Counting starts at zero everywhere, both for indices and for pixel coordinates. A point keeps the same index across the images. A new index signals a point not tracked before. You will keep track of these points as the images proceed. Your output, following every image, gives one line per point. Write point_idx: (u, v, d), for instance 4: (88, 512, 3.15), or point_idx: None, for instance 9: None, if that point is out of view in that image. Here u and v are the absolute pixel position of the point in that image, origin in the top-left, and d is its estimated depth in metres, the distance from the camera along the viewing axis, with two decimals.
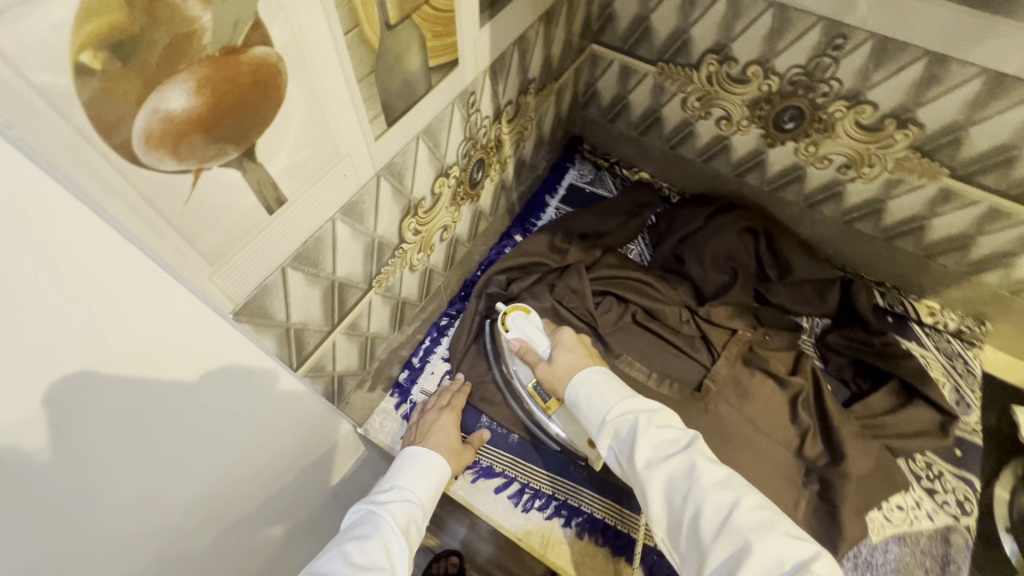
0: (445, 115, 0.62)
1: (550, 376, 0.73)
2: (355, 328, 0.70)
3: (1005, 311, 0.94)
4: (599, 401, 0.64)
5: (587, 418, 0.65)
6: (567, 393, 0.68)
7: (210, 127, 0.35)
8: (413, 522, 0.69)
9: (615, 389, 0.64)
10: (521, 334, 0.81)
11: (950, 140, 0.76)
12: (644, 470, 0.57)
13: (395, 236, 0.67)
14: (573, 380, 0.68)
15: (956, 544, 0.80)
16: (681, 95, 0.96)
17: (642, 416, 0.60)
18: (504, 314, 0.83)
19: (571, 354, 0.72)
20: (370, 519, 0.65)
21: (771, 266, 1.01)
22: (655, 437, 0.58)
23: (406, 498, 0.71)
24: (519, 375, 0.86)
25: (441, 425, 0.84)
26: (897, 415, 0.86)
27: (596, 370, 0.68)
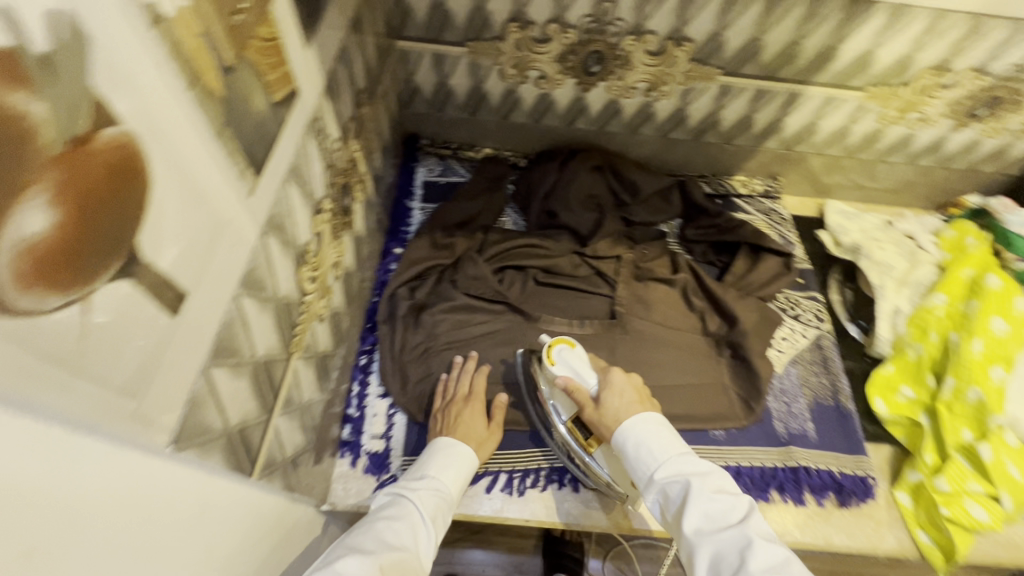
0: (302, 150, 0.58)
1: (600, 418, 0.77)
2: (290, 404, 0.63)
3: (786, 165, 1.20)
4: (650, 458, 0.69)
5: (635, 467, 0.71)
6: (615, 437, 0.74)
7: (82, 245, 0.29)
8: (441, 509, 0.75)
9: (666, 447, 0.69)
10: (567, 370, 0.83)
11: (714, 46, 0.94)
12: (692, 535, 0.62)
13: (296, 291, 0.61)
14: (623, 427, 0.73)
15: (827, 346, 1.04)
16: (497, 67, 1.01)
17: (694, 481, 0.65)
18: (549, 347, 0.85)
19: (621, 399, 0.76)
20: (400, 502, 0.72)
21: (622, 192, 1.13)
22: (706, 505, 0.63)
23: (435, 488, 0.76)
24: (558, 413, 0.85)
25: (469, 416, 0.86)
26: (755, 271, 1.06)
27: (646, 420, 0.72)
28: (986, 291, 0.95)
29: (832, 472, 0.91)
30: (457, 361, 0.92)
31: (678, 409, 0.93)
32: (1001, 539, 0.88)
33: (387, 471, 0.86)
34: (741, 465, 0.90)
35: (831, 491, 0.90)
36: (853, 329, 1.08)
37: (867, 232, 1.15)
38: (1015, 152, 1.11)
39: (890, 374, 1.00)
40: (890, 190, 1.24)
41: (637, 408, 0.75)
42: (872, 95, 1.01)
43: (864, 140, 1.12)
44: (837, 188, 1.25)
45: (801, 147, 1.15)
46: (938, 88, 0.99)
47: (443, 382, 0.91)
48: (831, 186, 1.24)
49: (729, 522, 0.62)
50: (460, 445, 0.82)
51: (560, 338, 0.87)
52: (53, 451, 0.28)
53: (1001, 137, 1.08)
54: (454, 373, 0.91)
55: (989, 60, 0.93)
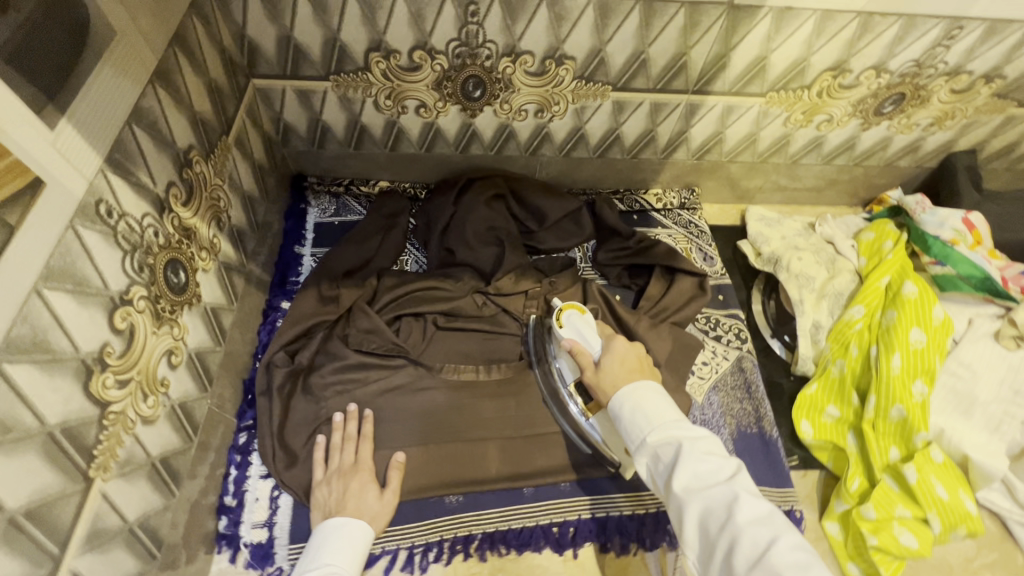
0: (67, 246, 0.49)
1: (597, 382, 0.72)
2: (101, 533, 0.55)
3: (702, 174, 1.14)
4: (643, 423, 0.62)
5: (626, 432, 0.64)
6: (611, 402, 0.67)
7: None
8: None
9: (659, 412, 0.62)
10: (575, 334, 0.82)
11: (598, 62, 0.86)
12: (681, 495, 0.56)
13: (88, 408, 0.52)
14: (621, 393, 0.66)
15: (749, 367, 0.98)
16: (369, 99, 0.92)
17: (685, 443, 0.58)
18: (559, 311, 0.86)
19: (623, 365, 0.71)
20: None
21: (528, 218, 1.06)
22: (696, 466, 0.56)
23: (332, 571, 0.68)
24: (564, 375, 0.87)
25: (357, 486, 0.79)
26: (671, 294, 1.00)
27: (647, 390, 0.65)
28: (903, 300, 0.91)
29: None
30: (338, 426, 0.83)
31: (586, 457, 0.89)
32: (934, 563, 0.84)
33: (272, 563, 0.78)
34: (660, 510, 0.86)
35: None
36: (777, 346, 1.03)
37: (787, 239, 1.10)
38: (929, 146, 1.07)
39: (815, 393, 0.95)
40: (811, 190, 1.19)
41: (636, 375, 0.69)
42: (774, 100, 0.95)
43: (774, 144, 1.06)
44: (758, 193, 1.20)
45: (711, 156, 1.09)
46: (840, 89, 0.93)
47: (323, 448, 0.82)
48: (751, 191, 1.19)
49: (718, 480, 0.56)
50: (352, 520, 0.75)
51: (569, 305, 0.88)
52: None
53: (912, 133, 1.04)
54: (335, 441, 0.82)
55: (887, 58, 0.88)
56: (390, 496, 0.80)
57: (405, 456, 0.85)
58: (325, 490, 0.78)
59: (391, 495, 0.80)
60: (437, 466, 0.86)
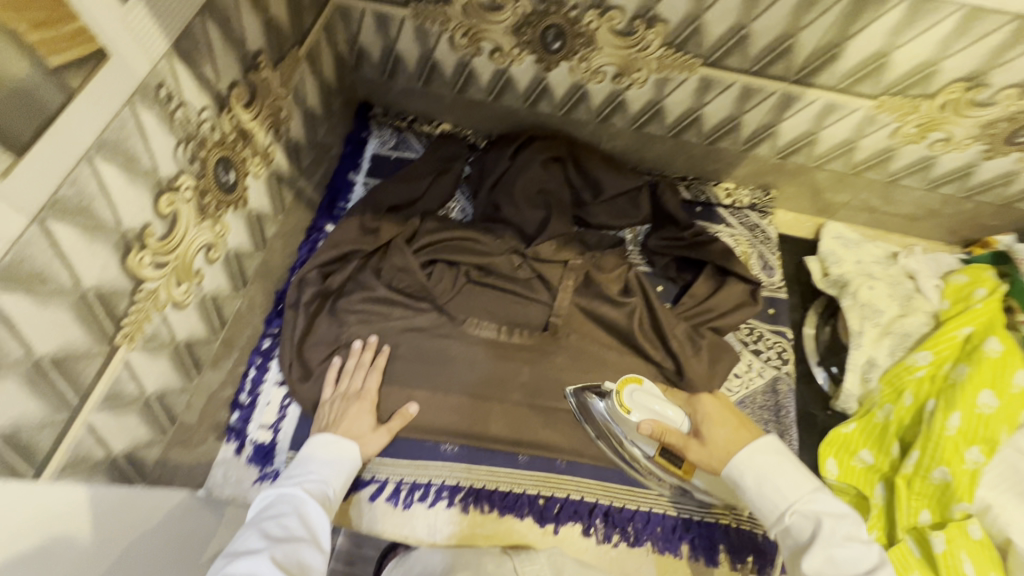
0: (121, 121, 0.50)
1: (707, 455, 0.75)
2: (119, 397, 0.59)
3: (783, 176, 1.04)
4: (775, 494, 0.67)
5: (759, 505, 0.68)
6: (730, 471, 0.72)
7: None
8: (329, 500, 0.69)
9: (793, 485, 0.67)
10: (648, 413, 0.81)
11: (692, 31, 0.79)
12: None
13: (123, 279, 0.55)
14: (739, 460, 0.71)
15: (783, 391, 0.91)
16: (446, 34, 0.89)
17: (827, 521, 0.63)
18: (620, 395, 0.82)
19: (723, 430, 0.76)
20: (285, 497, 0.66)
21: (584, 189, 1.01)
22: (835, 549, 0.60)
23: (318, 479, 0.70)
24: (643, 449, 0.84)
25: (355, 411, 0.80)
26: (716, 297, 0.93)
27: (767, 452, 0.70)
28: (981, 356, 0.80)
29: (754, 535, 0.83)
30: (354, 351, 0.85)
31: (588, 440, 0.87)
32: None
33: (271, 464, 0.82)
34: (654, 510, 0.83)
35: (750, 555, 0.82)
36: (821, 376, 0.94)
37: (862, 264, 0.99)
38: None
39: (851, 433, 0.87)
40: (904, 217, 1.07)
41: (745, 435, 0.75)
42: (885, 105, 0.84)
43: (873, 157, 0.95)
44: (842, 209, 1.08)
45: (797, 158, 0.99)
46: (970, 106, 0.81)
47: (337, 369, 0.85)
48: (835, 205, 1.08)
49: (858, 569, 0.59)
50: (345, 440, 0.77)
51: (626, 377, 0.85)
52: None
53: None
54: (349, 364, 0.85)
55: None
56: (383, 431, 0.81)
57: (417, 411, 0.84)
58: (324, 406, 0.81)
59: (383, 432, 0.81)
60: (440, 412, 0.86)
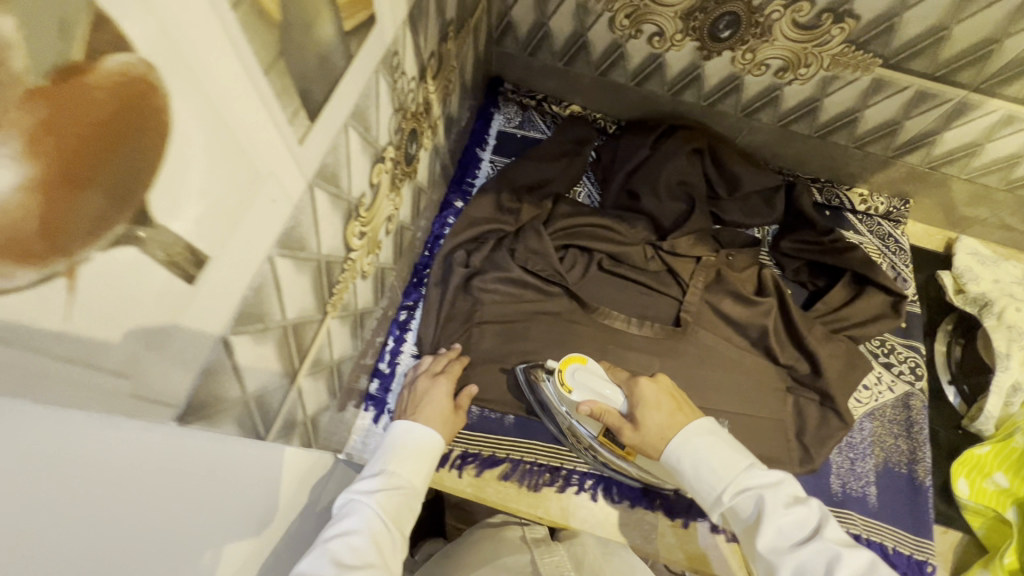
0: (370, 90, 0.50)
1: (642, 440, 0.67)
2: (319, 363, 0.59)
3: (924, 186, 1.01)
4: (711, 477, 0.61)
5: (697, 489, 0.62)
6: (668, 457, 0.65)
7: (76, 184, 0.23)
8: (407, 507, 0.64)
9: (727, 462, 0.61)
10: (588, 392, 0.73)
11: (884, 29, 0.75)
12: (767, 554, 0.55)
13: (341, 248, 0.55)
14: (674, 445, 0.64)
15: (916, 407, 0.90)
16: (608, 14, 0.87)
17: (767, 494, 0.58)
18: (561, 373, 0.74)
19: (659, 414, 0.67)
20: (355, 509, 0.60)
21: (719, 184, 0.99)
22: (781, 520, 0.55)
23: (395, 483, 0.65)
24: (586, 429, 0.79)
25: (435, 393, 0.78)
26: (853, 306, 0.91)
27: (700, 432, 0.64)
28: None
29: (884, 547, 0.81)
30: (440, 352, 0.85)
31: None
32: None
33: None
34: None
35: None
36: (952, 395, 0.94)
37: (1002, 283, 0.96)
38: None
39: (985, 455, 0.85)
40: None
41: (682, 419, 0.67)
42: None
43: None
44: (977, 224, 1.05)
45: (948, 169, 0.95)
46: None
47: (417, 363, 0.84)
48: (970, 220, 1.04)
49: (806, 534, 0.55)
50: (425, 427, 0.72)
51: (569, 356, 0.76)
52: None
53: None
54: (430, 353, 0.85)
55: None
56: (457, 417, 0.79)
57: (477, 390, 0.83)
58: (414, 389, 0.79)
59: (457, 418, 0.79)
60: None
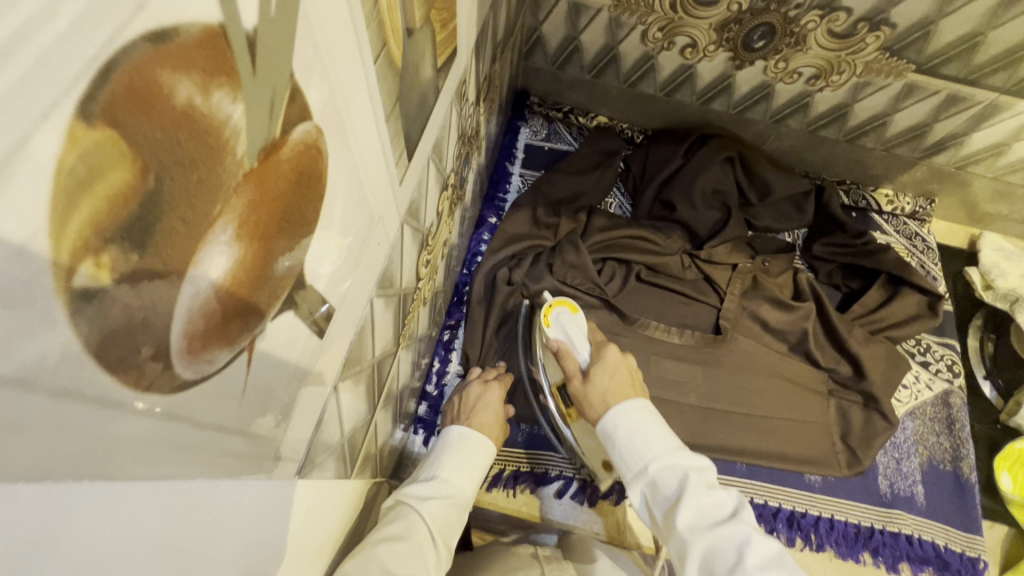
0: (447, 120, 0.49)
1: (584, 394, 0.66)
2: (388, 394, 0.59)
3: (949, 185, 1.02)
4: (642, 450, 0.58)
5: (623, 460, 0.59)
6: (605, 422, 0.62)
7: (262, 254, 0.22)
8: (455, 517, 0.59)
9: (661, 439, 0.58)
10: (562, 335, 0.74)
11: (919, 36, 0.76)
12: (683, 532, 0.52)
13: (413, 278, 0.55)
14: (613, 414, 0.61)
15: (955, 404, 0.91)
16: (641, 27, 0.87)
17: (691, 474, 0.55)
18: (547, 309, 0.76)
19: (612, 379, 0.65)
20: (404, 514, 0.54)
21: (750, 190, 1.00)
22: (701, 500, 0.53)
23: (446, 491, 0.60)
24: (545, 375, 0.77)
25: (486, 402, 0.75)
26: (889, 307, 0.92)
27: (640, 407, 0.61)
28: None
29: (936, 545, 0.82)
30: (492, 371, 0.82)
31: (769, 444, 0.86)
32: None
33: None
34: (836, 517, 0.83)
35: (933, 566, 0.81)
36: (988, 390, 0.95)
37: None
38: None
39: None
40: None
41: (629, 393, 0.63)
42: None
43: None
44: (1000, 220, 1.06)
45: (974, 168, 0.97)
46: None
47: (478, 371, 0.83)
48: (993, 216, 1.06)
49: (723, 517, 0.52)
50: (477, 433, 0.68)
51: (562, 301, 0.78)
52: (201, 506, 0.23)
53: None
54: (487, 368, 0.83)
55: None
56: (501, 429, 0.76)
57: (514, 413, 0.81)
58: (466, 394, 0.77)
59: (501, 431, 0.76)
60: None
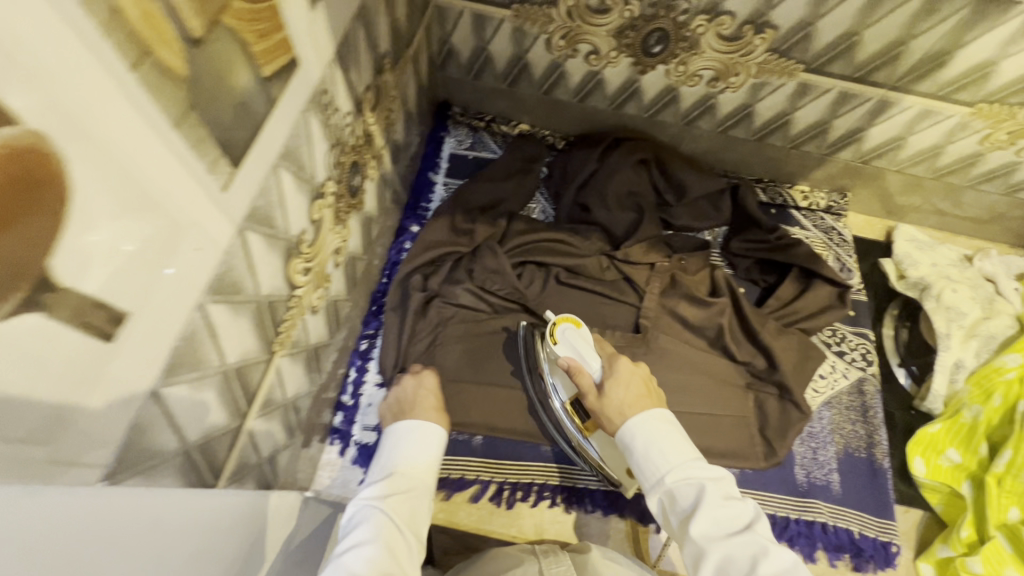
0: (300, 128, 0.50)
1: (603, 409, 0.68)
2: (270, 403, 0.59)
3: (860, 180, 1.06)
4: (659, 460, 0.60)
5: (641, 469, 0.61)
6: (622, 432, 0.64)
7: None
8: (419, 505, 0.63)
9: (679, 450, 0.60)
10: (570, 351, 0.75)
11: (801, 37, 0.80)
12: (698, 541, 0.52)
13: (284, 286, 0.55)
14: (631, 425, 0.63)
15: (869, 391, 0.93)
16: (544, 36, 0.89)
17: (708, 485, 0.56)
18: (551, 325, 0.77)
19: (626, 391, 0.68)
20: (369, 517, 0.59)
21: (667, 191, 1.02)
22: (717, 510, 0.54)
23: (404, 484, 0.64)
24: (558, 392, 0.79)
25: (422, 393, 0.77)
26: (802, 299, 0.95)
27: (659, 418, 0.63)
28: None
29: (851, 532, 0.83)
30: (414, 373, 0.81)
31: None
32: None
33: None
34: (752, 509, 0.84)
35: (847, 553, 0.82)
36: (903, 377, 0.97)
37: (939, 266, 1.01)
38: None
39: (937, 433, 0.89)
40: (974, 220, 1.08)
41: (647, 403, 0.66)
42: (980, 112, 0.85)
43: (958, 162, 0.96)
44: (913, 211, 1.10)
45: (879, 162, 1.00)
46: None
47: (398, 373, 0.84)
48: (905, 208, 1.10)
49: (738, 529, 0.53)
50: (427, 422, 0.71)
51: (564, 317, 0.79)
52: None
53: None
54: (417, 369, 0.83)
55: None
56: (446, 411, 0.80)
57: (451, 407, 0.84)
58: (399, 391, 0.78)
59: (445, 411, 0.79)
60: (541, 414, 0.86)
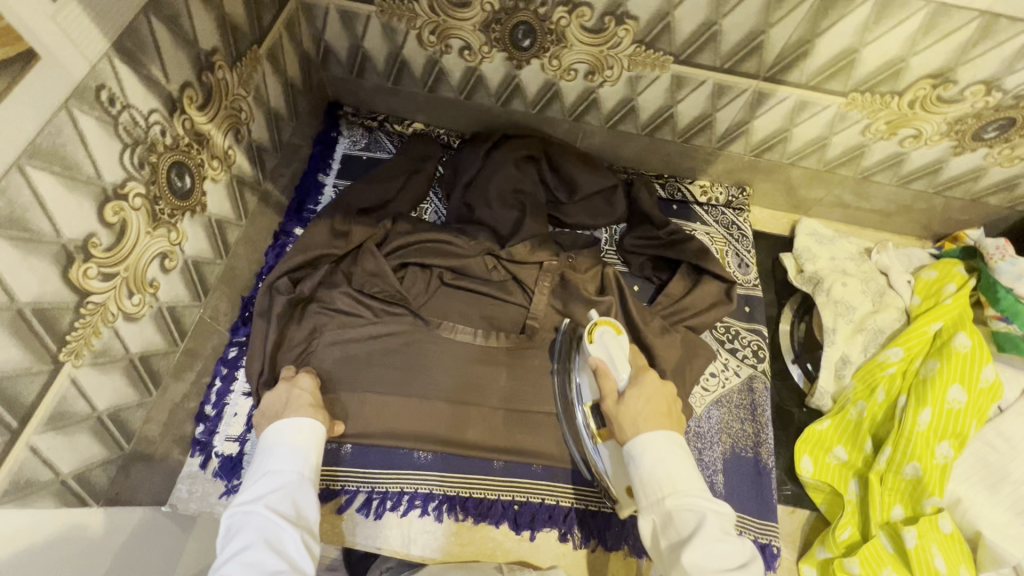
0: (59, 126, 0.48)
1: (617, 412, 0.68)
2: (66, 416, 0.56)
3: (758, 174, 1.04)
4: (663, 483, 0.60)
5: (642, 485, 0.61)
6: (632, 442, 0.64)
7: None
8: (301, 498, 0.62)
9: (687, 475, 0.60)
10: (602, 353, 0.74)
11: (662, 27, 0.78)
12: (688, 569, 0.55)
13: (68, 295, 0.53)
14: (642, 438, 0.63)
15: (759, 389, 0.91)
16: (414, 32, 0.87)
17: (710, 518, 0.57)
18: (591, 325, 0.75)
19: (649, 402, 0.67)
20: (247, 523, 0.58)
21: (558, 188, 1.00)
22: (715, 545, 0.55)
23: (281, 480, 0.63)
24: (581, 390, 0.81)
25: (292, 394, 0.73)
26: (691, 296, 0.92)
27: (673, 440, 0.63)
28: (950, 351, 0.80)
29: None
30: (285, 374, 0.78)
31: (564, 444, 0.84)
32: None
33: (238, 477, 0.77)
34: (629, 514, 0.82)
35: None
36: (797, 373, 0.96)
37: (837, 260, 0.99)
38: None
39: (826, 430, 0.87)
40: (878, 213, 1.07)
41: (662, 422, 0.65)
42: (855, 102, 0.84)
43: (846, 154, 0.94)
44: (816, 205, 1.08)
45: (772, 155, 0.98)
46: (939, 102, 0.81)
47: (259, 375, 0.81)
48: (809, 201, 1.08)
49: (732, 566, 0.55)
50: (297, 418, 0.69)
51: (604, 320, 0.78)
52: None
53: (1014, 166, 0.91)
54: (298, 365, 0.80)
55: (1003, 73, 0.76)
56: (326, 410, 0.76)
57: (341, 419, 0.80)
58: (272, 394, 0.73)
59: (326, 409, 0.76)
60: (415, 418, 0.83)
